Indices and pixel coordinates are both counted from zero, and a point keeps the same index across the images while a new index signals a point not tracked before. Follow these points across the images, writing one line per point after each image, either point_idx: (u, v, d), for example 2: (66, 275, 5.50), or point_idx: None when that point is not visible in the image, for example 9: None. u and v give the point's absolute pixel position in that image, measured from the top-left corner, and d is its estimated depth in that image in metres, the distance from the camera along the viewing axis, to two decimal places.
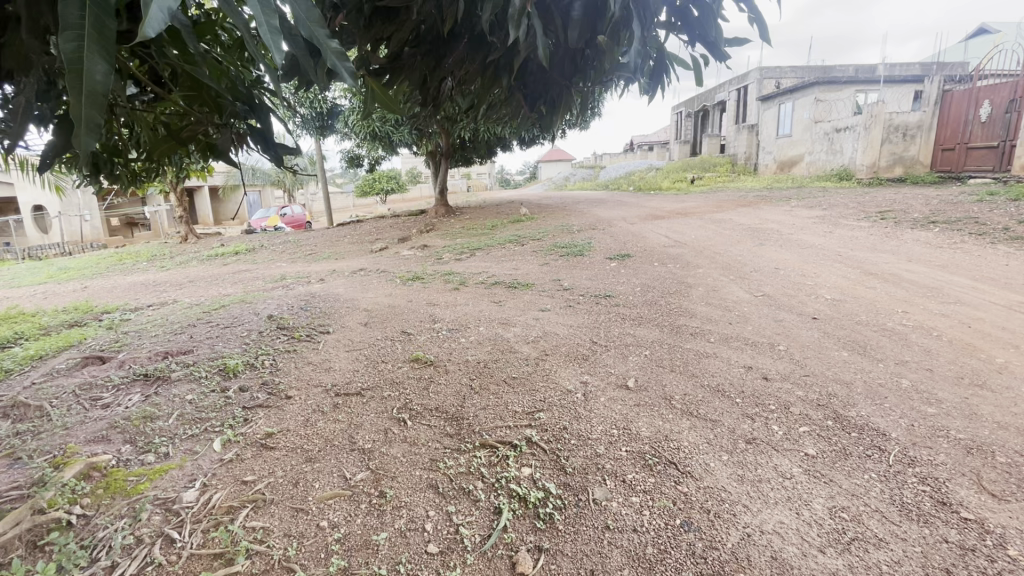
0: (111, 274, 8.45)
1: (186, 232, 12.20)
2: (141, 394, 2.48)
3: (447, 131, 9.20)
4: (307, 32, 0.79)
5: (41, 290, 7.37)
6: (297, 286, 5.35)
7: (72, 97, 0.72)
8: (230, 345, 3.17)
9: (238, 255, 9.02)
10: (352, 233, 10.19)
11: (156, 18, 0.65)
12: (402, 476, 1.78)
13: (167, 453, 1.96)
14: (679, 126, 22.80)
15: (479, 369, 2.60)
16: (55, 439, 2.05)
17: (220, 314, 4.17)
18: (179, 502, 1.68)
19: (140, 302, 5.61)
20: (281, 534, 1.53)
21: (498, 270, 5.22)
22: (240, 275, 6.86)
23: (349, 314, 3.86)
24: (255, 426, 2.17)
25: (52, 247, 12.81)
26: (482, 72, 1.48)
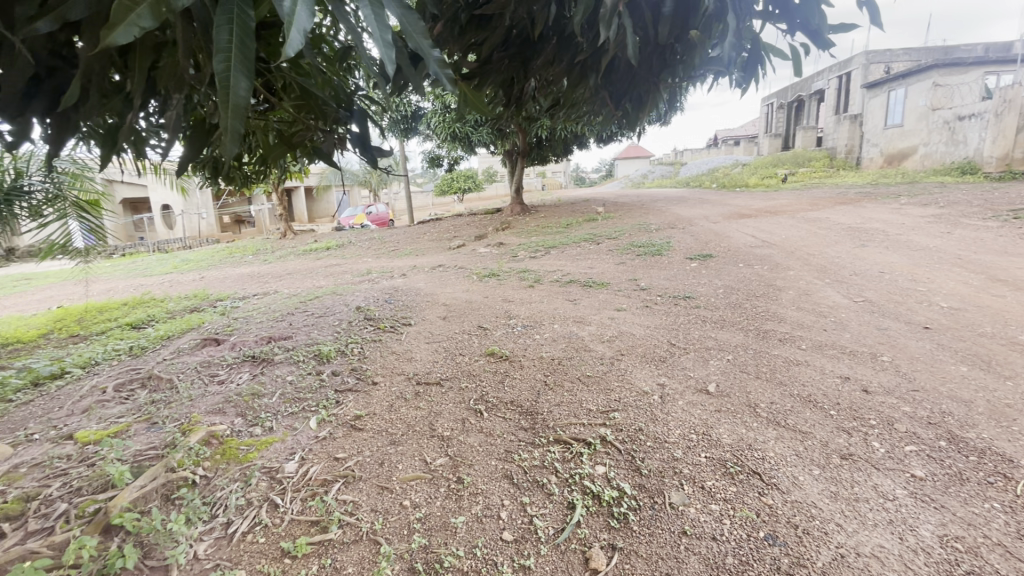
0: (224, 265, 9.47)
1: (285, 229, 13.37)
2: (249, 373, 2.77)
3: (525, 131, 9.31)
4: (414, 44, 0.82)
5: (168, 279, 8.42)
6: (382, 281, 5.67)
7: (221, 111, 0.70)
8: (324, 333, 3.44)
9: (329, 251, 9.73)
10: (432, 230, 10.63)
11: (294, 41, 0.69)
12: (479, 464, 1.85)
13: (272, 427, 2.18)
14: (769, 119, 21.38)
15: (554, 365, 2.63)
16: (183, 408, 2.35)
17: (314, 304, 4.54)
18: (282, 472, 1.86)
19: (247, 292, 6.23)
20: (369, 509, 1.65)
21: (573, 268, 5.23)
22: (332, 269, 7.41)
23: (429, 308, 4.03)
24: (346, 407, 2.35)
25: (176, 242, 14.57)
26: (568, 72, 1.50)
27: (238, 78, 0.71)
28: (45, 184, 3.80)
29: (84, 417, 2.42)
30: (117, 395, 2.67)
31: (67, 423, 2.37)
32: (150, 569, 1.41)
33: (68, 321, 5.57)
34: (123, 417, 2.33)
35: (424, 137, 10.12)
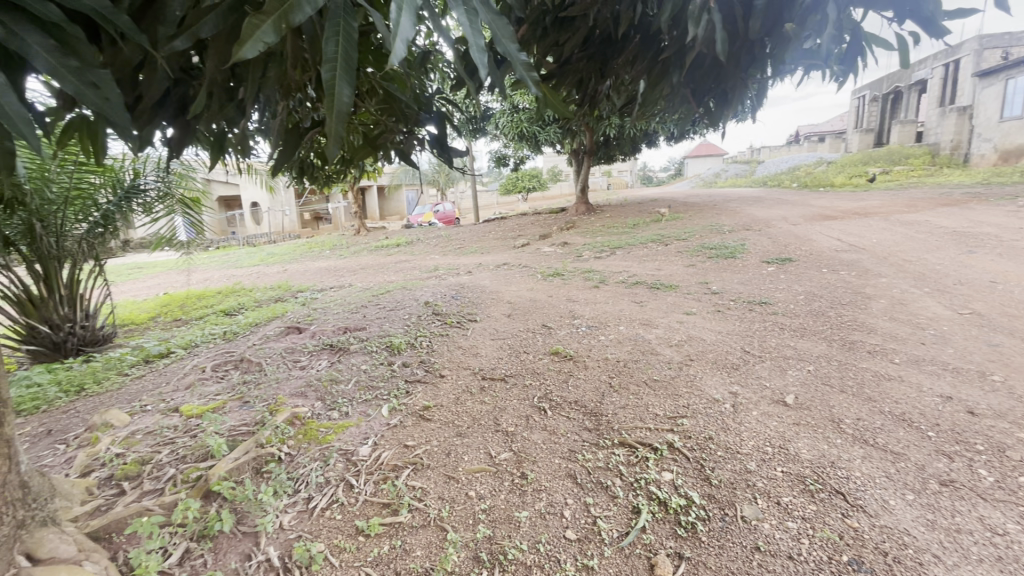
0: (304, 259, 10.15)
1: (359, 226, 14.10)
2: (328, 360, 2.96)
3: (593, 130, 9.20)
4: (501, 48, 0.82)
5: (256, 270, 9.16)
6: (448, 277, 5.83)
7: (327, 116, 0.73)
8: (395, 325, 3.60)
9: (399, 247, 10.14)
10: (496, 229, 10.78)
11: (399, 52, 0.72)
12: (542, 461, 1.87)
13: (347, 412, 2.31)
14: (861, 113, 19.72)
15: (619, 368, 2.59)
16: (270, 389, 2.56)
17: (386, 298, 4.76)
18: (357, 454, 1.98)
19: (325, 284, 6.63)
20: (436, 496, 1.72)
21: (639, 269, 5.12)
22: (401, 264, 7.73)
23: (494, 305, 4.10)
24: (415, 398, 2.45)
25: (262, 237, 15.80)
26: (650, 70, 1.48)
27: (343, 85, 0.72)
28: (158, 183, 4.26)
29: (187, 392, 2.69)
30: (214, 374, 2.94)
31: (174, 397, 2.64)
32: (242, 534, 1.55)
33: (173, 306, 6.19)
34: (220, 395, 2.56)
35: (492, 137, 10.29)
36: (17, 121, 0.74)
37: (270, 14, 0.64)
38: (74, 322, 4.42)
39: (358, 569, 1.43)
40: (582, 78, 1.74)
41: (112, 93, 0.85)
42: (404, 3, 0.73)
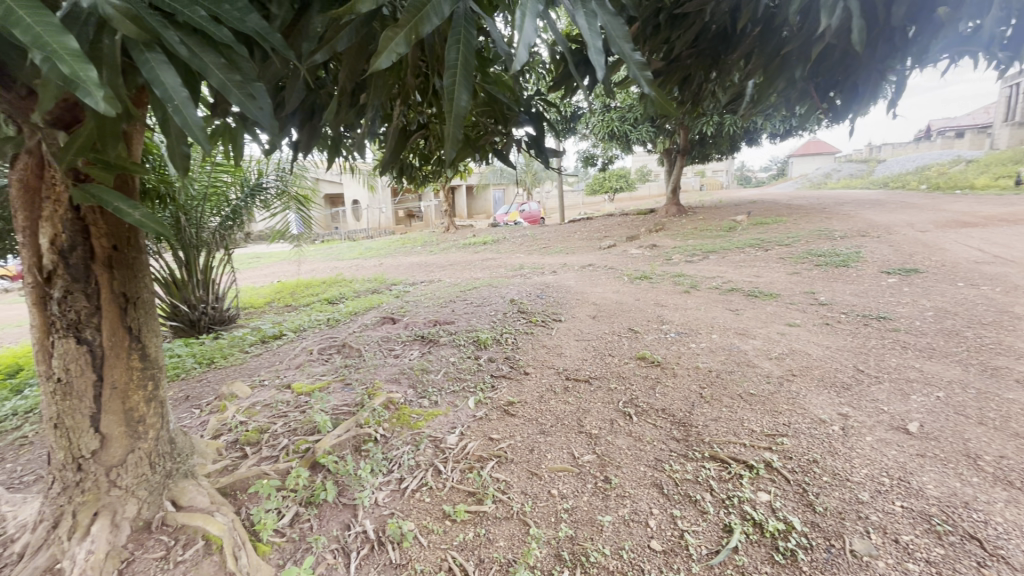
0: (398, 254, 10.79)
1: (449, 223, 14.67)
2: (419, 351, 3.12)
3: (688, 128, 8.81)
4: (617, 48, 0.81)
5: (356, 263, 9.87)
6: (533, 277, 5.87)
7: (446, 118, 0.77)
8: (481, 321, 3.70)
9: (485, 245, 10.41)
10: (582, 229, 10.69)
11: (521, 56, 0.74)
12: (627, 467, 1.83)
13: (436, 401, 2.43)
14: (1015, 103, 16.96)
15: (711, 378, 2.46)
16: (368, 374, 2.75)
17: (473, 294, 4.91)
18: (445, 442, 2.07)
19: (416, 279, 6.97)
20: (519, 491, 1.75)
21: (735, 275, 4.82)
22: (488, 262, 7.93)
23: (579, 306, 4.07)
24: (500, 393, 2.50)
25: (361, 232, 17.00)
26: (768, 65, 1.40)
27: (462, 90, 0.76)
28: (276, 181, 4.76)
29: (298, 371, 2.98)
30: (320, 356, 3.22)
31: (286, 375, 2.93)
32: (343, 505, 1.68)
33: (285, 294, 6.82)
34: (325, 376, 2.81)
35: (581, 137, 10.22)
36: (195, 131, 0.71)
37: (402, 26, 0.68)
38: (207, 303, 5.03)
39: (444, 551, 1.50)
40: (689, 75, 1.69)
41: (265, 102, 0.80)
42: (527, 9, 0.75)
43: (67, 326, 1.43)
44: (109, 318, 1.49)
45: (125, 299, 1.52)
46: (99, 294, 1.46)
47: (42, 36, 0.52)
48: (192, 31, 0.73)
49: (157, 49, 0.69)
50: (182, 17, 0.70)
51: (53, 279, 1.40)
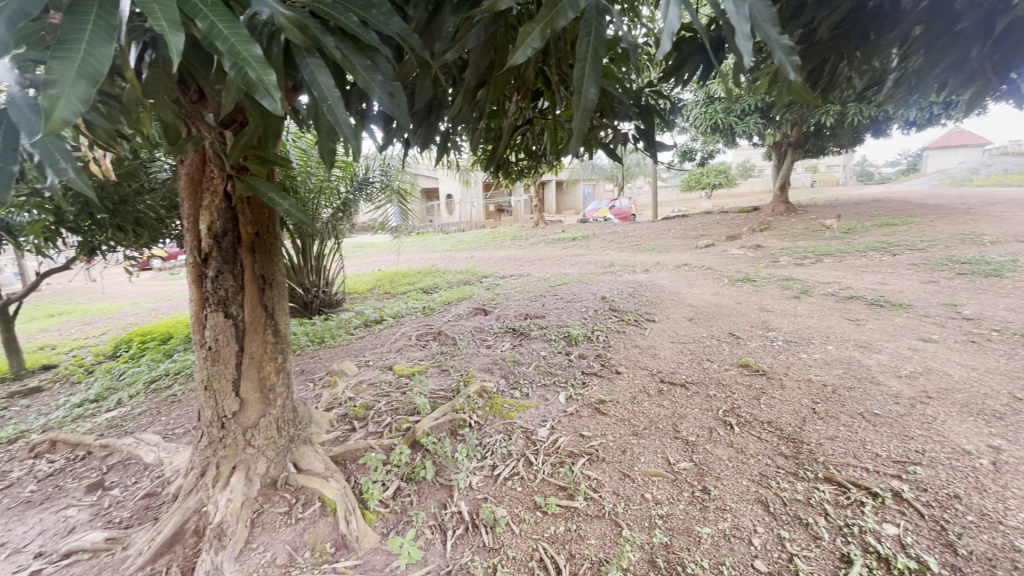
0: (488, 247, 11.06)
1: (538, 218, 14.76)
2: (511, 343, 3.17)
3: (804, 119, 8.06)
4: (761, 34, 0.76)
5: (449, 255, 10.27)
6: (624, 274, 5.72)
7: (575, 111, 0.77)
8: (572, 317, 3.68)
9: (575, 241, 10.33)
10: (677, 227, 10.23)
11: (663, 47, 0.72)
12: (728, 479, 1.73)
13: (527, 393, 2.46)
14: None
15: (826, 393, 2.25)
16: (463, 362, 2.86)
17: (563, 289, 4.90)
18: (536, 435, 2.09)
19: (506, 272, 7.09)
20: (611, 490, 1.73)
21: (856, 282, 4.35)
22: (578, 258, 7.87)
23: (674, 307, 3.90)
24: (591, 390, 2.48)
25: (454, 226, 17.65)
26: (931, 44, 1.23)
27: (591, 83, 0.75)
28: (382, 176, 5.09)
29: (398, 355, 3.17)
30: (418, 342, 3.40)
31: (388, 357, 3.13)
32: (440, 485, 1.77)
33: (385, 282, 7.28)
34: (423, 360, 2.96)
35: (681, 130, 9.74)
36: (343, 128, 0.77)
37: (539, 22, 0.69)
38: (319, 287, 5.51)
39: (535, 541, 1.52)
40: (826, 57, 1.53)
41: (401, 101, 0.85)
42: None
43: (218, 301, 1.64)
44: (250, 295, 1.68)
45: (263, 280, 1.71)
46: (244, 274, 1.66)
47: (236, 46, 0.59)
48: (343, 35, 0.79)
49: (314, 54, 0.76)
50: (336, 23, 0.76)
51: (209, 259, 1.61)
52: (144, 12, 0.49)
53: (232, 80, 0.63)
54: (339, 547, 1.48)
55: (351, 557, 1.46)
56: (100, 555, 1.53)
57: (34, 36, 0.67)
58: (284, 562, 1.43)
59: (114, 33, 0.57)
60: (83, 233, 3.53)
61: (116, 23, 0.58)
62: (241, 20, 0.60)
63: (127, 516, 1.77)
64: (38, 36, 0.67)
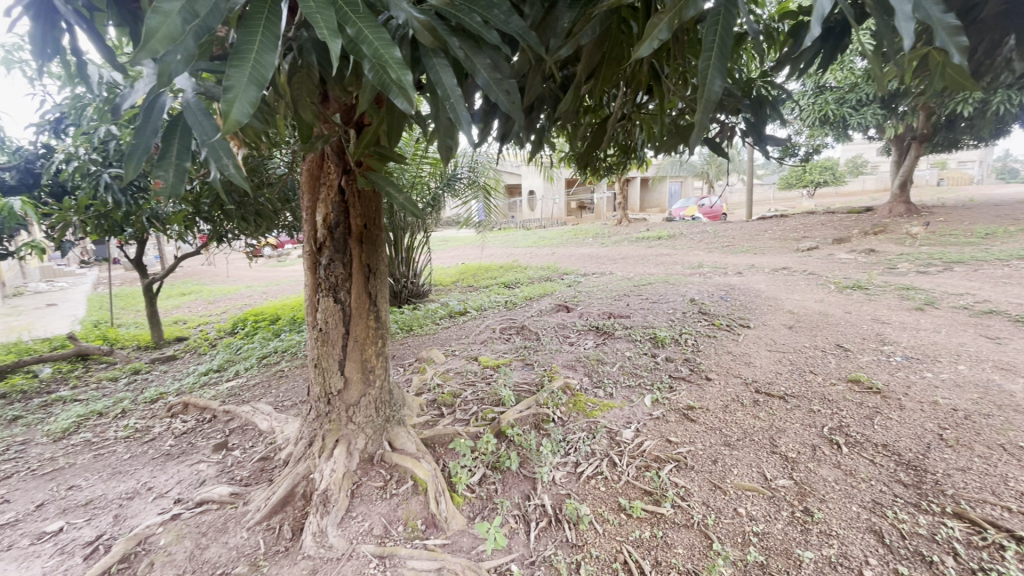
0: (569, 245, 11.00)
1: (621, 216, 14.41)
2: (594, 341, 3.14)
3: (935, 108, 7.13)
4: (919, 12, 0.71)
5: (531, 251, 10.35)
6: (715, 277, 5.43)
7: (698, 106, 0.74)
8: (658, 318, 3.56)
9: (660, 240, 9.98)
10: (775, 227, 9.52)
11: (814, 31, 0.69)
12: (834, 502, 1.59)
13: (611, 393, 2.42)
14: None
15: (956, 419, 1.98)
16: (546, 357, 2.87)
17: (648, 290, 4.75)
18: (621, 436, 2.05)
19: (587, 270, 7.02)
20: (700, 501, 1.66)
21: (996, 294, 3.79)
22: (663, 258, 7.59)
23: (771, 313, 3.65)
24: (679, 395, 2.39)
25: (535, 223, 17.76)
26: None
27: (716, 73, 0.73)
28: (469, 172, 5.23)
29: (483, 346, 3.26)
30: (502, 335, 3.46)
31: (474, 348, 3.23)
32: (523, 476, 1.79)
33: (468, 275, 7.49)
34: (507, 353, 3.02)
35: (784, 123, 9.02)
36: (463, 125, 0.80)
37: (667, 13, 0.68)
38: (408, 278, 5.80)
39: (619, 543, 1.50)
40: (986, 38, 1.35)
41: (516, 98, 0.86)
42: None
43: (329, 287, 1.77)
44: (357, 282, 1.80)
45: (368, 269, 1.82)
46: (353, 263, 1.78)
47: (379, 49, 0.63)
48: (466, 36, 0.83)
49: (440, 55, 0.80)
50: (461, 23, 0.79)
51: (323, 249, 1.75)
52: (311, 21, 0.55)
53: (370, 81, 0.67)
54: (429, 525, 1.56)
55: (440, 536, 1.53)
56: (225, 507, 1.72)
57: (205, 45, 0.79)
58: (380, 533, 1.54)
59: (277, 42, 0.64)
60: (214, 222, 3.99)
61: (281, 27, 0.64)
62: (384, 25, 0.65)
63: (247, 475, 1.98)
64: (208, 44, 0.78)
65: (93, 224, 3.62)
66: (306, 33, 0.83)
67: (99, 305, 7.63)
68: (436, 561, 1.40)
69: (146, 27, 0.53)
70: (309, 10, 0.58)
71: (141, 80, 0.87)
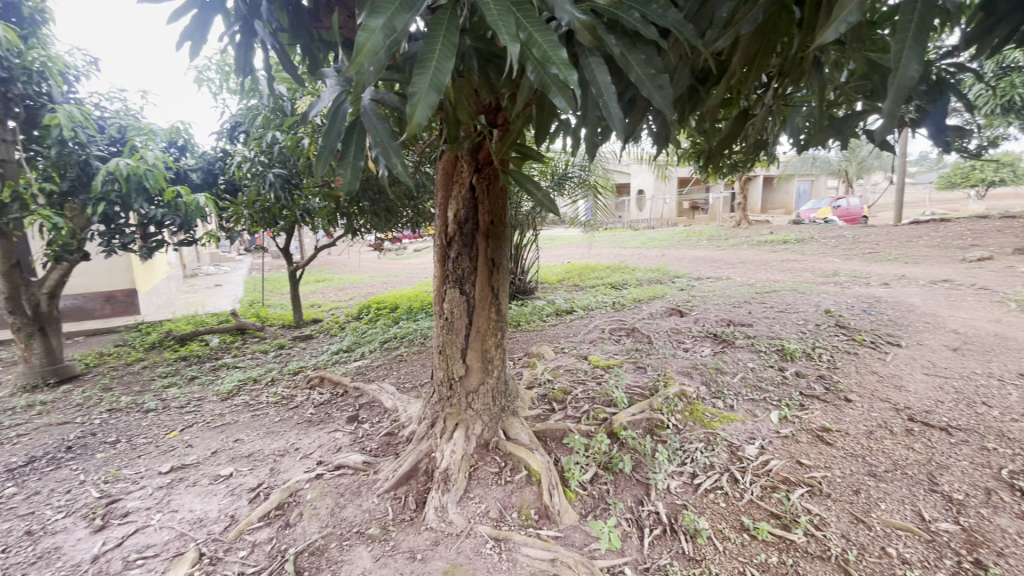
0: (681, 246, 10.50)
1: (740, 218, 13.41)
2: (712, 349, 2.97)
3: None
4: None
5: (639, 252, 10.05)
6: (855, 287, 4.85)
7: (886, 96, 0.69)
8: (787, 329, 3.27)
9: (786, 244, 9.14)
10: (933, 233, 8.23)
11: None
12: (1015, 559, 1.35)
13: (732, 405, 2.28)
14: None
15: None
16: (660, 362, 2.77)
17: (773, 297, 4.38)
18: (743, 451, 1.92)
19: (702, 274, 6.64)
20: (838, 533, 1.50)
21: None
22: (790, 264, 6.94)
23: (929, 332, 3.16)
24: (812, 414, 2.17)
25: (644, 223, 17.20)
26: None
27: (912, 59, 0.67)
28: (581, 171, 5.20)
29: (593, 346, 3.24)
30: (612, 336, 3.42)
31: (583, 347, 3.22)
32: (636, 480, 1.75)
33: (574, 274, 7.48)
34: (618, 355, 2.97)
35: None
36: (614, 123, 0.80)
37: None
38: (516, 274, 5.95)
39: (742, 564, 1.41)
40: None
41: (668, 92, 0.84)
42: None
43: (456, 279, 1.89)
44: (481, 276, 1.88)
45: (493, 264, 1.89)
46: (478, 257, 1.87)
47: (547, 51, 0.66)
48: (621, 32, 0.83)
49: (595, 53, 0.81)
50: (619, 20, 0.79)
51: (453, 243, 1.87)
52: (492, 26, 0.59)
53: (531, 82, 0.71)
54: (542, 516, 1.59)
55: (553, 528, 1.56)
56: (359, 473, 1.91)
57: None
58: (495, 516, 1.61)
59: (454, 51, 0.69)
60: (351, 217, 4.43)
61: (459, 36, 0.69)
62: (550, 28, 0.67)
63: (376, 447, 2.18)
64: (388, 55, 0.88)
65: (257, 217, 4.22)
66: (468, 41, 0.89)
67: (254, 287, 8.86)
68: (549, 551, 1.43)
69: (357, 44, 0.62)
70: (492, 19, 0.62)
71: (325, 89, 1.00)
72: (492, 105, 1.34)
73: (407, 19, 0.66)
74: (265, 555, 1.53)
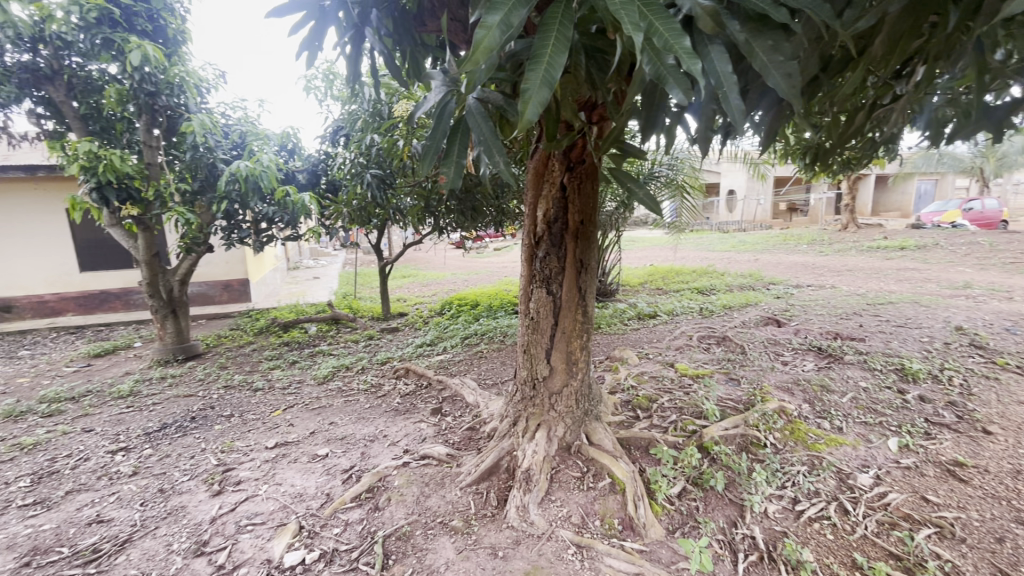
0: (777, 251, 9.75)
1: (847, 221, 12.20)
2: (815, 364, 2.71)
3: None
4: None
5: (729, 256, 9.46)
6: (993, 301, 4.21)
7: None
8: (907, 346, 2.91)
9: (904, 251, 8.16)
10: None
11: None
12: None
13: (841, 428, 2.06)
14: None
15: None
16: (755, 375, 2.58)
17: (889, 310, 3.92)
18: (854, 479, 1.73)
19: (801, 281, 6.11)
20: None
21: None
22: (908, 273, 6.18)
23: None
24: (941, 446, 1.91)
25: (734, 225, 16.19)
26: None
27: None
28: (669, 170, 4.98)
29: (679, 353, 3.08)
30: (700, 343, 3.24)
31: (669, 354, 3.08)
32: (728, 500, 1.64)
33: (657, 277, 7.21)
34: (708, 364, 2.80)
35: None
36: (735, 115, 0.75)
37: None
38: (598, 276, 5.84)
39: None
40: None
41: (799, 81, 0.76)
42: None
43: (543, 279, 1.87)
44: (569, 276, 1.85)
45: (581, 264, 1.85)
46: (567, 257, 1.84)
47: (669, 40, 0.62)
48: (746, 17, 0.78)
49: (716, 41, 0.76)
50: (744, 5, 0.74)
51: (541, 242, 1.86)
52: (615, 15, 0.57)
53: (647, 73, 0.68)
54: (627, 527, 1.54)
55: (638, 541, 1.50)
56: (442, 464, 1.97)
57: None
58: (577, 522, 1.57)
59: (569, 45, 0.68)
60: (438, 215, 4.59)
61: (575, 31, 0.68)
62: (673, 15, 0.64)
63: (458, 440, 2.23)
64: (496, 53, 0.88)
65: (354, 215, 4.50)
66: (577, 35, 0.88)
67: (347, 281, 9.48)
68: (634, 565, 1.38)
69: (475, 41, 0.62)
70: (614, 7, 0.61)
71: (431, 91, 1.02)
72: (591, 102, 1.32)
73: (524, 14, 0.65)
74: (356, 534, 1.62)
